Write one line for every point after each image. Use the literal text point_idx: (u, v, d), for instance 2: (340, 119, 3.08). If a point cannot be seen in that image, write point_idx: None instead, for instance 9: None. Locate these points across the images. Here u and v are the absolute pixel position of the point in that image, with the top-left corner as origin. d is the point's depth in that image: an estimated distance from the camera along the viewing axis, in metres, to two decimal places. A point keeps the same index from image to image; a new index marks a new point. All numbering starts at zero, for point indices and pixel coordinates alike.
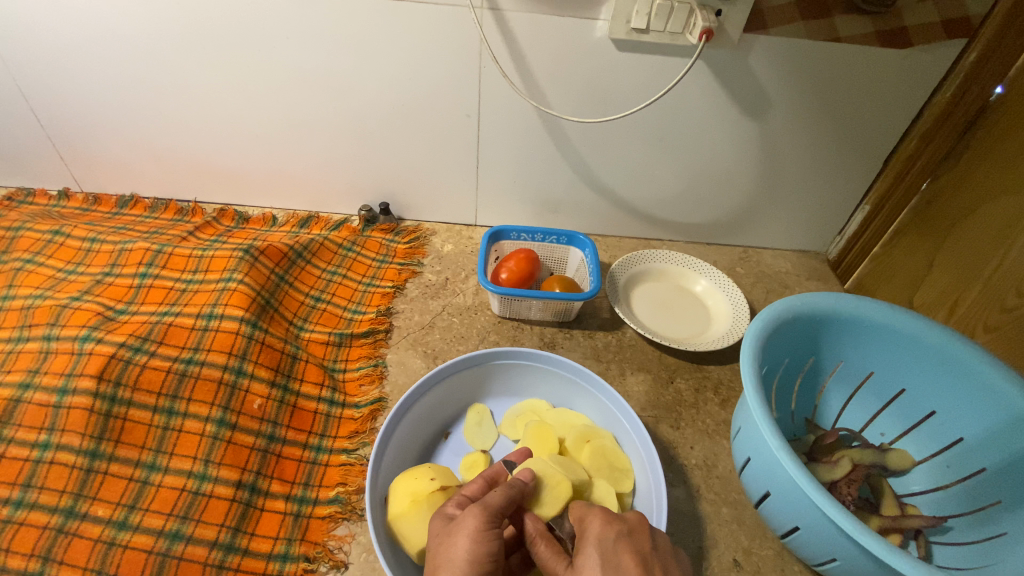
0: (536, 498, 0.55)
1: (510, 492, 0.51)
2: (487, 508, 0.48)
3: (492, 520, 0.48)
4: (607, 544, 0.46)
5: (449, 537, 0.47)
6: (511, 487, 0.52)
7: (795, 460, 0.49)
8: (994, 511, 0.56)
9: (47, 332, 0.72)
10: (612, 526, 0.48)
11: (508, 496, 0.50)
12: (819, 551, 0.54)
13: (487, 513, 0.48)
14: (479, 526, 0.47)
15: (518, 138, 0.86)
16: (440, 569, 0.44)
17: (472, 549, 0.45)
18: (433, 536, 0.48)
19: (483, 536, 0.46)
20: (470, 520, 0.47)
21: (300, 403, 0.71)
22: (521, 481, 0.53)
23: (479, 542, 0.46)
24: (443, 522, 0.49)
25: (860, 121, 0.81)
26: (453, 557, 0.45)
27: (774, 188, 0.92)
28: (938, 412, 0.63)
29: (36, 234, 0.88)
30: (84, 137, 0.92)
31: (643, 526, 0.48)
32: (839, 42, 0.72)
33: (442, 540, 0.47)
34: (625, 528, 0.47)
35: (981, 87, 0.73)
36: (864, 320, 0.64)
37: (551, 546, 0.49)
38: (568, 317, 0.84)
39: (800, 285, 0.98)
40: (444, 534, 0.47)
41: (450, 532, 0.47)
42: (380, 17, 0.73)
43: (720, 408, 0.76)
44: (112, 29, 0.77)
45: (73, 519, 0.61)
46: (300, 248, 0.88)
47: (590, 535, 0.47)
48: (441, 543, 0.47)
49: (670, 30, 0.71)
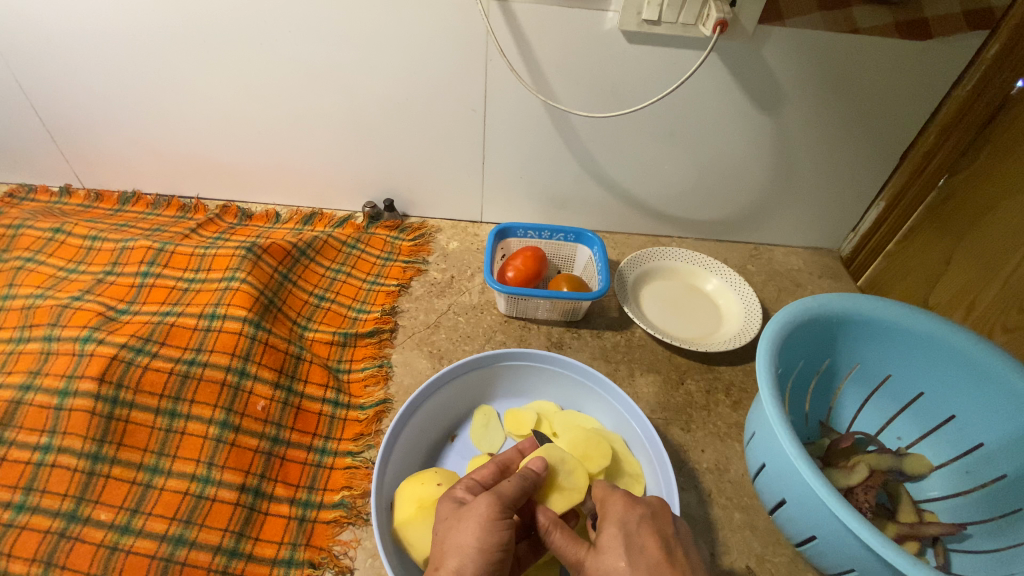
0: (553, 481, 0.54)
1: (523, 484, 0.49)
2: (501, 497, 0.47)
3: (504, 509, 0.47)
4: (630, 527, 0.46)
5: (458, 523, 0.46)
6: (525, 478, 0.50)
7: (812, 467, 0.48)
8: (1015, 519, 0.54)
9: (48, 332, 0.71)
10: (650, 501, 0.49)
11: (521, 487, 0.49)
12: (837, 560, 0.53)
13: (500, 502, 0.47)
14: (491, 514, 0.45)
15: (525, 134, 0.85)
16: (446, 560, 0.43)
17: (481, 538, 0.44)
18: (441, 521, 0.47)
19: (494, 526, 0.45)
20: (483, 508, 0.46)
21: (304, 404, 0.70)
22: (534, 471, 0.52)
23: (489, 531, 0.44)
24: (453, 506, 0.48)
25: (877, 115, 0.79)
26: (461, 544, 0.44)
27: (787, 185, 0.90)
28: (957, 416, 0.61)
29: (37, 232, 0.87)
30: (85, 133, 0.91)
31: (663, 510, 0.49)
32: (857, 33, 0.70)
33: (450, 526, 0.46)
34: (649, 514, 0.47)
35: (1003, 80, 0.70)
36: (881, 321, 0.62)
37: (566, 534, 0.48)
38: (576, 316, 0.82)
39: (812, 283, 0.95)
40: (453, 519, 0.46)
41: (459, 518, 0.46)
42: (384, 9, 0.71)
43: (732, 410, 0.74)
44: (110, 21, 0.75)
45: (76, 523, 0.60)
46: (303, 245, 0.87)
47: (613, 515, 0.48)
48: (449, 529, 0.46)
49: (683, 22, 0.69)
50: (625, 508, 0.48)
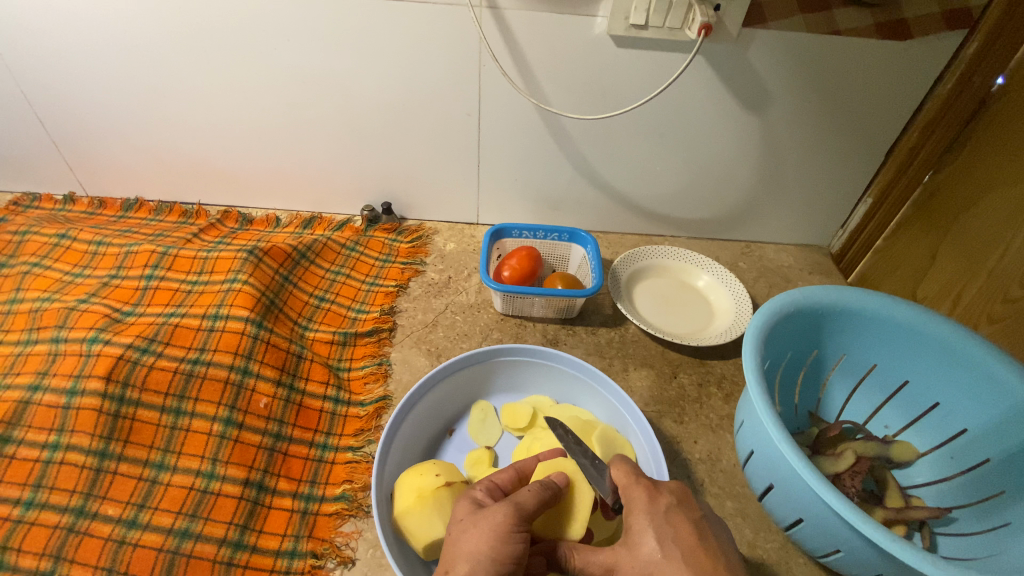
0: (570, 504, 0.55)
1: (543, 495, 0.51)
2: (520, 509, 0.48)
3: (521, 521, 0.48)
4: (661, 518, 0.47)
5: (472, 527, 0.47)
6: (544, 489, 0.51)
7: (797, 452, 0.49)
8: (998, 502, 0.56)
9: (56, 334, 0.73)
10: (659, 496, 0.48)
11: (541, 498, 0.50)
12: (823, 543, 0.54)
13: (517, 514, 0.48)
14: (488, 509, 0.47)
15: (519, 136, 0.87)
16: (457, 564, 0.45)
17: (496, 547, 0.45)
18: (457, 521, 0.49)
19: (509, 537, 0.46)
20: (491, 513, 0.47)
21: (305, 401, 0.72)
22: (555, 484, 0.53)
23: (504, 542, 0.46)
24: (468, 508, 0.50)
25: (861, 114, 0.81)
26: (470, 545, 0.45)
27: (775, 183, 0.92)
28: (941, 403, 0.63)
29: (43, 238, 0.89)
30: (89, 142, 0.93)
31: (686, 497, 0.50)
32: (839, 35, 0.72)
33: (464, 529, 0.48)
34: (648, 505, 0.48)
35: (982, 78, 0.73)
36: (865, 312, 0.64)
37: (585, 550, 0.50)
38: (571, 313, 0.84)
39: (803, 279, 0.97)
40: (467, 522, 0.48)
41: (474, 523, 0.47)
42: (380, 17, 0.74)
43: (724, 402, 0.76)
44: (115, 33, 0.77)
45: (84, 518, 0.61)
46: (303, 248, 0.89)
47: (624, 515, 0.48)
48: (463, 532, 0.47)
49: (669, 26, 0.71)
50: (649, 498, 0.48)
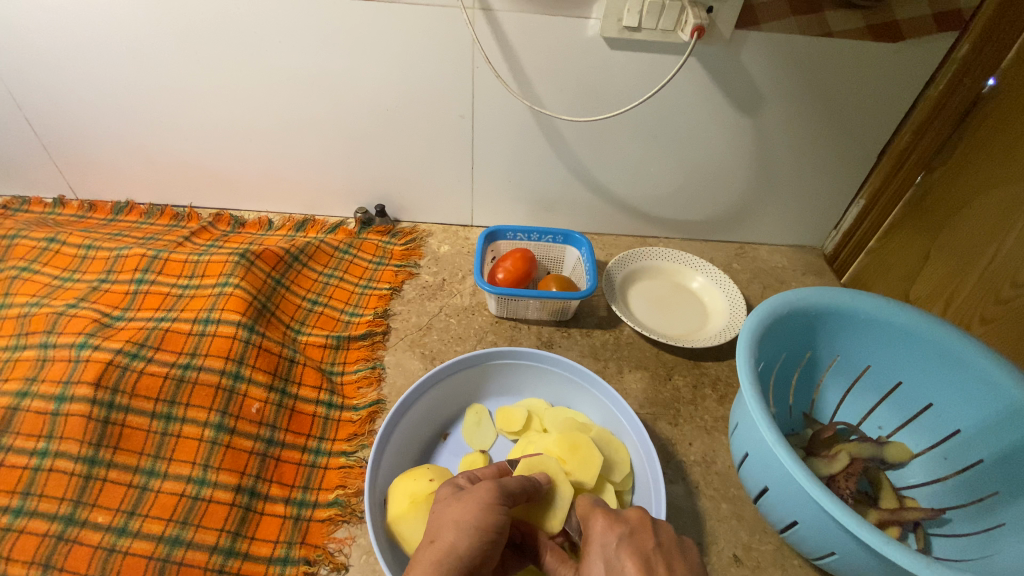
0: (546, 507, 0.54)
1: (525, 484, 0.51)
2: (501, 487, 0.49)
3: (502, 498, 0.48)
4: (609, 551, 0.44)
5: (456, 502, 0.47)
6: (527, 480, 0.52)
7: (791, 455, 0.49)
8: (993, 502, 0.56)
9: (44, 339, 0.72)
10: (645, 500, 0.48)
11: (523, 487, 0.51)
12: (818, 545, 0.54)
13: (500, 490, 0.48)
14: (492, 502, 0.47)
15: (513, 137, 0.86)
16: (443, 533, 0.44)
17: (479, 517, 0.45)
18: (439, 501, 0.49)
19: (492, 508, 0.46)
20: (483, 493, 0.47)
21: (298, 406, 0.71)
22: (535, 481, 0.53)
23: (486, 511, 0.46)
24: (452, 490, 0.50)
25: (853, 115, 0.81)
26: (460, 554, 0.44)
27: (769, 185, 0.92)
28: (934, 404, 0.63)
29: (31, 242, 0.88)
30: (79, 144, 0.92)
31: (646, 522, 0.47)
32: (831, 36, 0.72)
33: (448, 503, 0.47)
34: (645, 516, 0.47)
35: (973, 79, 0.73)
36: (858, 314, 0.64)
37: (558, 555, 0.49)
38: (566, 316, 0.84)
39: (796, 280, 0.98)
40: (452, 498, 0.48)
41: (459, 497, 0.47)
42: (373, 17, 0.73)
43: (718, 404, 0.76)
44: (106, 33, 0.77)
45: (73, 526, 0.61)
46: (296, 251, 0.88)
47: (594, 539, 0.46)
48: (447, 506, 0.47)
49: (662, 28, 0.71)
50: (606, 527, 0.47)
